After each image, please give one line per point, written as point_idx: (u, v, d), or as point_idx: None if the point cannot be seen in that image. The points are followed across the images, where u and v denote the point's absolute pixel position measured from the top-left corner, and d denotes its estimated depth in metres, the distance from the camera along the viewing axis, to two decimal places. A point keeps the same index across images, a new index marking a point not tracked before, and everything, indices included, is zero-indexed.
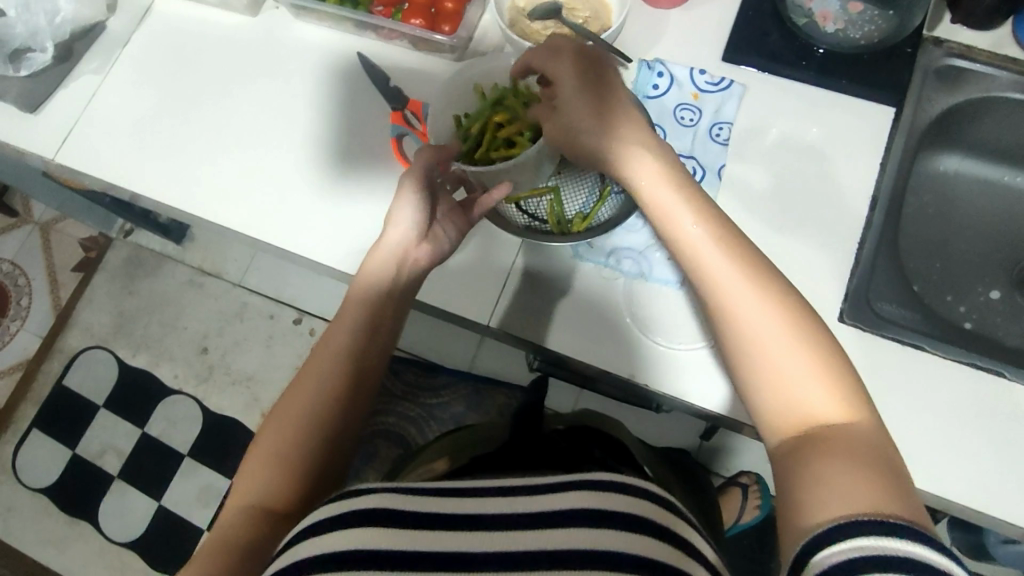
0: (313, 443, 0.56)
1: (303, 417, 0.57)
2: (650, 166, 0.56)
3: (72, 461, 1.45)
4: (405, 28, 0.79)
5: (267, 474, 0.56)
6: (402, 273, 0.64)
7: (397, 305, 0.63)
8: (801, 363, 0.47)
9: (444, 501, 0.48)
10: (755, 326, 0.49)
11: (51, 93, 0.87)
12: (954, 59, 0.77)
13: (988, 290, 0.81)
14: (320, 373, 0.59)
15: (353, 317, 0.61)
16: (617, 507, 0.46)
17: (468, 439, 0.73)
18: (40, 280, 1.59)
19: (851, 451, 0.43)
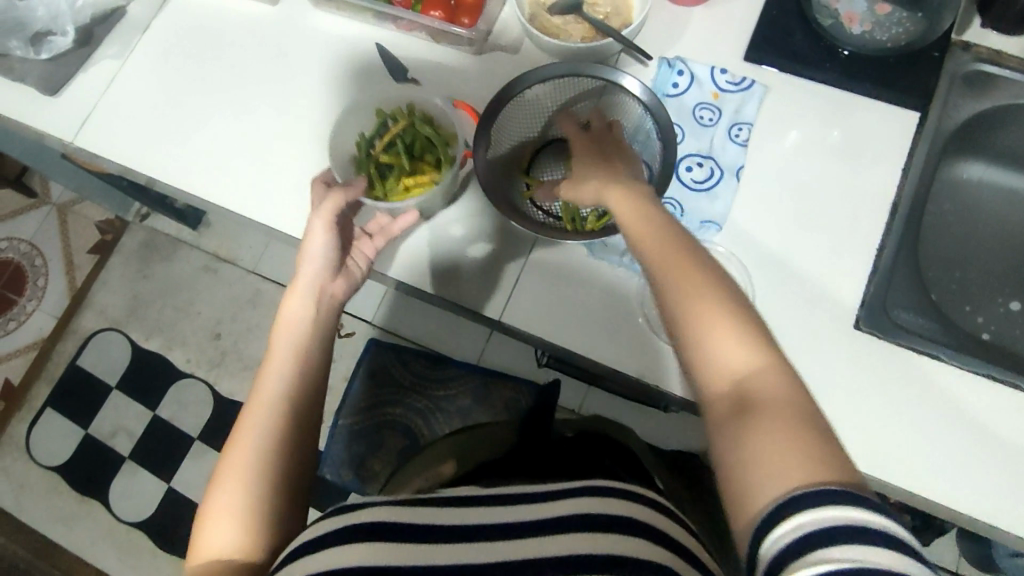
0: (267, 473, 0.54)
1: (251, 452, 0.55)
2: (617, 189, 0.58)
3: (84, 441, 1.47)
4: (424, 20, 0.79)
5: (233, 524, 0.53)
6: (323, 301, 0.64)
7: (323, 327, 0.63)
8: (718, 323, 0.47)
9: (443, 513, 0.49)
10: (684, 299, 0.48)
11: (72, 77, 0.87)
12: (983, 64, 0.75)
13: (1008, 301, 0.80)
14: (255, 408, 0.57)
15: (280, 355, 0.60)
16: (621, 513, 0.48)
17: (475, 439, 0.75)
18: (57, 261, 1.61)
19: (778, 410, 0.42)
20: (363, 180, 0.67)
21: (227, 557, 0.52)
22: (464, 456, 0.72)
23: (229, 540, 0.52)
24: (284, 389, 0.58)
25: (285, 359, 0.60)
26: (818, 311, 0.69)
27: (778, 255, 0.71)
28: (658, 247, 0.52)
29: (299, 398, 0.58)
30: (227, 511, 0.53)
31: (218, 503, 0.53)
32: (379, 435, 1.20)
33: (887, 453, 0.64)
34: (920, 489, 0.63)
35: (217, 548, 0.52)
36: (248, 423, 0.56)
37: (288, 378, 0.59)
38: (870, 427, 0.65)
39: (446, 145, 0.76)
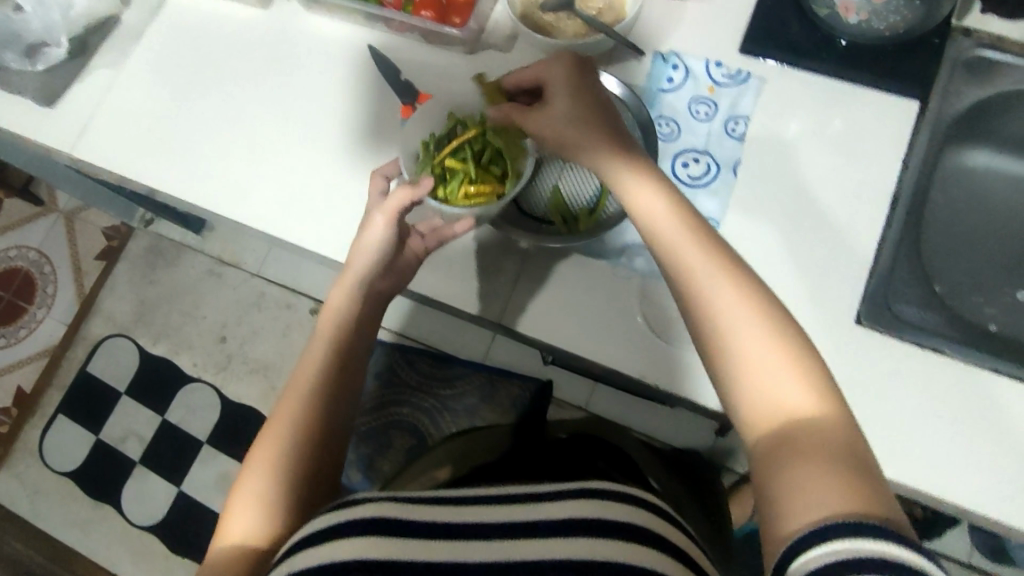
0: (299, 464, 0.59)
1: (288, 439, 0.60)
2: (638, 183, 0.58)
3: (95, 446, 1.49)
4: (415, 21, 0.79)
5: (260, 510, 0.57)
6: (360, 302, 0.67)
7: (364, 326, 0.67)
8: (776, 361, 0.48)
9: (433, 509, 0.50)
10: (735, 331, 0.49)
11: (68, 87, 0.88)
12: (985, 50, 0.74)
13: (1017, 290, 0.78)
14: (296, 397, 0.62)
15: (323, 346, 0.65)
16: (611, 517, 0.48)
17: (473, 445, 0.75)
18: (65, 269, 1.62)
19: (820, 450, 0.44)
20: (429, 180, 0.65)
21: (251, 540, 0.56)
22: (461, 460, 0.73)
23: (254, 524, 0.56)
24: (323, 384, 0.63)
25: (325, 355, 0.64)
26: (819, 306, 0.68)
27: (779, 250, 0.70)
28: (701, 262, 0.53)
29: (338, 394, 0.63)
30: (258, 494, 0.57)
31: (250, 484, 0.58)
32: (384, 436, 1.16)
33: (892, 448, 0.63)
34: (925, 484, 0.62)
35: (244, 531, 0.56)
36: (286, 411, 0.61)
37: (328, 373, 0.63)
38: (875, 422, 0.64)
39: (517, 158, 0.72)
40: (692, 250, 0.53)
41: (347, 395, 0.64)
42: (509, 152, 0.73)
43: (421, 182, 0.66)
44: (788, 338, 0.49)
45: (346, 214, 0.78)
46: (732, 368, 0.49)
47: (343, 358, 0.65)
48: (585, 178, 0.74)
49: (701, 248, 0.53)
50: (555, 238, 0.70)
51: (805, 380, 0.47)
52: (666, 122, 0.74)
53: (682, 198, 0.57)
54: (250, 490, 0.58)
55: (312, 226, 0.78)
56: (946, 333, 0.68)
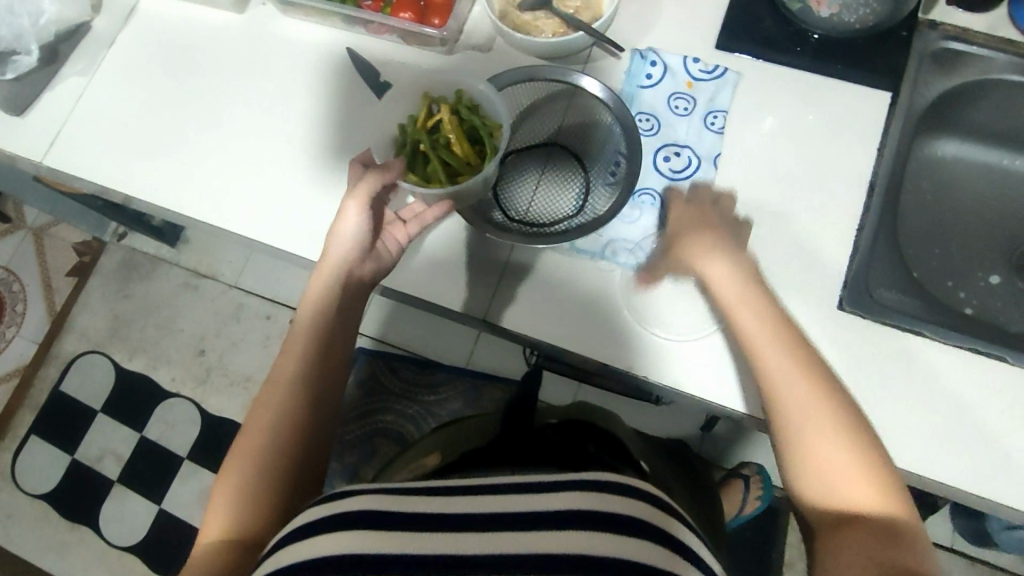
0: (279, 458, 0.59)
1: (271, 435, 0.59)
2: (724, 269, 0.63)
3: (70, 466, 1.45)
4: (394, 22, 0.78)
5: (239, 505, 0.56)
6: (346, 289, 0.67)
7: (342, 316, 0.66)
8: (838, 445, 0.52)
9: (425, 503, 0.48)
10: (800, 416, 0.53)
11: (38, 96, 0.86)
12: (951, 42, 0.76)
13: (988, 275, 0.81)
14: (278, 388, 0.62)
15: (306, 336, 0.64)
16: (606, 508, 0.47)
17: (460, 434, 0.75)
18: (34, 286, 1.58)
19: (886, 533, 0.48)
20: (401, 162, 0.67)
21: (223, 532, 0.55)
22: (450, 448, 0.72)
23: (226, 520, 0.56)
24: (307, 378, 0.62)
25: (305, 346, 0.64)
26: (802, 295, 0.69)
27: (761, 240, 0.71)
28: (784, 363, 0.56)
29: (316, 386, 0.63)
30: (239, 490, 0.57)
31: (229, 480, 0.58)
32: (368, 443, 1.12)
33: (878, 432, 0.65)
34: (914, 465, 0.63)
35: (219, 525, 0.56)
36: (270, 403, 0.61)
37: (308, 367, 0.63)
38: (861, 406, 0.65)
39: (490, 135, 0.71)
40: (773, 349, 0.57)
41: (323, 386, 0.63)
42: (482, 125, 0.71)
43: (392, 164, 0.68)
44: (851, 420, 0.53)
45: (328, 217, 0.77)
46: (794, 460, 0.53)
47: (324, 347, 0.64)
48: (567, 184, 0.75)
49: (777, 343, 0.57)
50: (532, 243, 0.71)
51: (864, 475, 0.50)
52: (646, 117, 0.75)
53: (762, 288, 0.62)
54: (226, 486, 0.58)
55: (294, 229, 0.77)
56: (924, 317, 0.70)
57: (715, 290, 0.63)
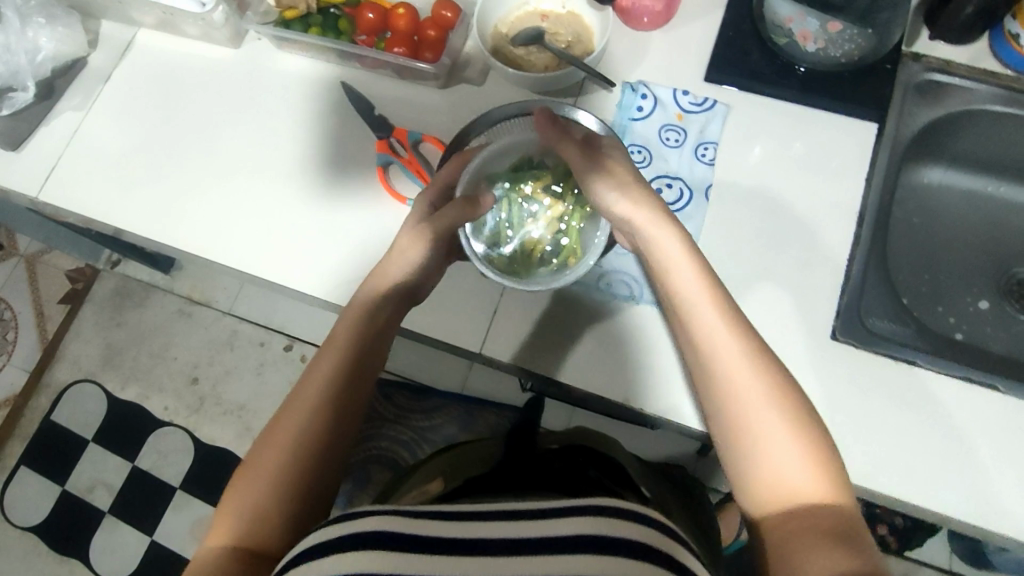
0: (299, 475, 0.56)
1: (297, 449, 0.57)
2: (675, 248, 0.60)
3: (61, 498, 1.43)
4: (387, 57, 0.79)
5: (254, 519, 0.54)
6: (379, 306, 0.65)
7: (376, 330, 0.64)
8: (770, 412, 0.51)
9: (435, 524, 0.46)
10: (735, 394, 0.52)
11: (34, 131, 0.87)
12: (933, 73, 0.78)
13: (978, 300, 0.82)
14: (306, 399, 0.60)
15: (336, 348, 0.62)
16: (606, 534, 0.45)
17: (463, 459, 0.73)
18: (26, 314, 1.57)
19: (827, 528, 0.47)
20: (488, 203, 0.68)
21: (238, 543, 0.53)
22: (453, 473, 0.71)
23: (240, 533, 0.54)
24: (333, 391, 0.60)
25: (337, 357, 0.61)
26: (795, 325, 0.70)
27: (752, 272, 0.72)
28: (749, 378, 0.52)
29: (348, 403, 0.60)
30: (258, 501, 0.55)
31: (243, 493, 0.56)
32: (363, 471, 1.08)
33: (875, 462, 0.65)
34: (911, 495, 0.64)
35: (234, 535, 0.54)
36: (295, 415, 0.59)
37: (339, 380, 0.60)
38: (856, 435, 0.66)
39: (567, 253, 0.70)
40: (717, 327, 0.55)
41: (353, 404, 0.61)
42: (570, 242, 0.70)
43: (481, 201, 0.69)
44: (776, 385, 0.52)
45: (325, 249, 0.77)
46: (736, 426, 0.52)
47: (360, 359, 0.62)
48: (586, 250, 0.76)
49: (715, 312, 0.56)
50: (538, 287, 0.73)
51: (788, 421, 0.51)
52: (638, 149, 0.76)
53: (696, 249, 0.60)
54: (241, 496, 0.56)
55: (290, 262, 0.78)
56: (915, 345, 0.71)
57: (671, 280, 0.59)
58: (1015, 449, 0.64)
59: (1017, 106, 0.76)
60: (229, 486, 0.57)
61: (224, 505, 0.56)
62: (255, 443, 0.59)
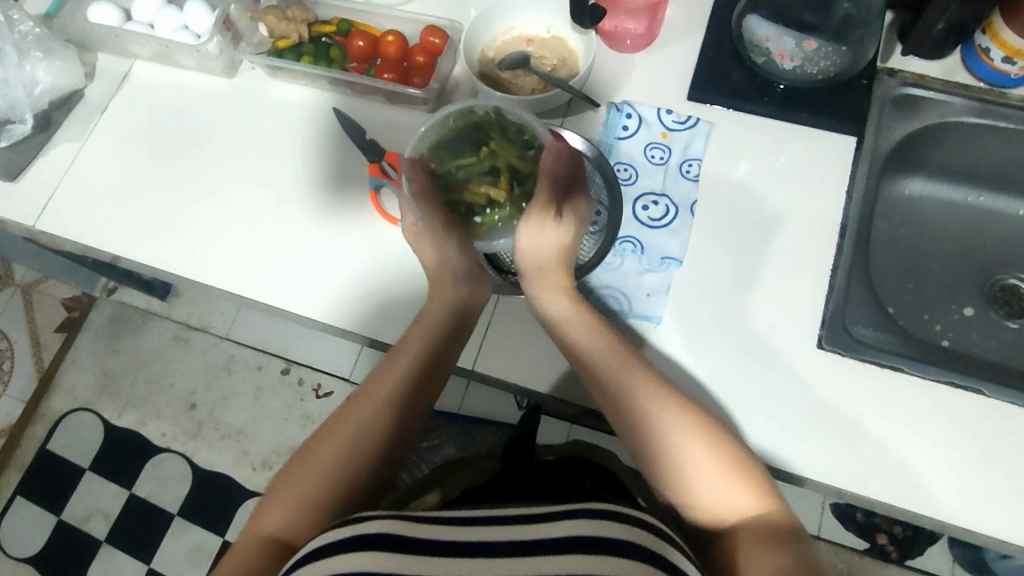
0: (349, 479, 0.59)
1: (351, 454, 0.60)
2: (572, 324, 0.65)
3: (58, 528, 1.42)
4: (378, 83, 0.82)
5: (297, 505, 0.58)
6: (446, 321, 0.68)
7: (445, 347, 0.67)
8: (689, 435, 0.57)
9: (441, 529, 0.48)
10: (653, 423, 0.58)
11: (32, 162, 0.88)
12: (908, 88, 0.80)
13: (963, 307, 0.83)
14: (366, 408, 0.63)
15: (404, 360, 0.65)
16: (600, 535, 0.47)
17: (459, 472, 0.73)
18: (22, 344, 1.58)
19: (765, 535, 0.54)
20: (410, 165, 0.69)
21: (283, 534, 0.57)
22: (450, 486, 0.71)
23: (283, 525, 0.57)
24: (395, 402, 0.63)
25: (404, 368, 0.65)
26: (783, 336, 0.71)
27: (739, 284, 0.73)
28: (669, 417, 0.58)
29: (405, 415, 0.63)
30: (307, 496, 0.58)
31: (293, 488, 0.59)
32: None
33: (867, 468, 0.66)
34: (902, 500, 0.64)
35: (277, 527, 0.57)
36: (355, 420, 0.62)
37: (401, 391, 0.64)
38: (846, 441, 0.67)
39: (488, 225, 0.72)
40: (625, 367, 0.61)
41: (410, 415, 0.64)
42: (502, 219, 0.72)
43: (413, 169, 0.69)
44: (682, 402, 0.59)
45: (319, 271, 0.79)
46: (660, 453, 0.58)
47: (425, 374, 0.66)
48: None
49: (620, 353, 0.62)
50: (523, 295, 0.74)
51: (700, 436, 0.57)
52: (624, 167, 0.78)
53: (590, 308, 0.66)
54: (290, 484, 0.59)
55: (285, 284, 0.79)
56: (901, 352, 0.72)
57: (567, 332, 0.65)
58: (1004, 452, 0.65)
59: (990, 117, 0.78)
60: (276, 480, 0.61)
61: (269, 495, 0.60)
62: (309, 438, 0.63)
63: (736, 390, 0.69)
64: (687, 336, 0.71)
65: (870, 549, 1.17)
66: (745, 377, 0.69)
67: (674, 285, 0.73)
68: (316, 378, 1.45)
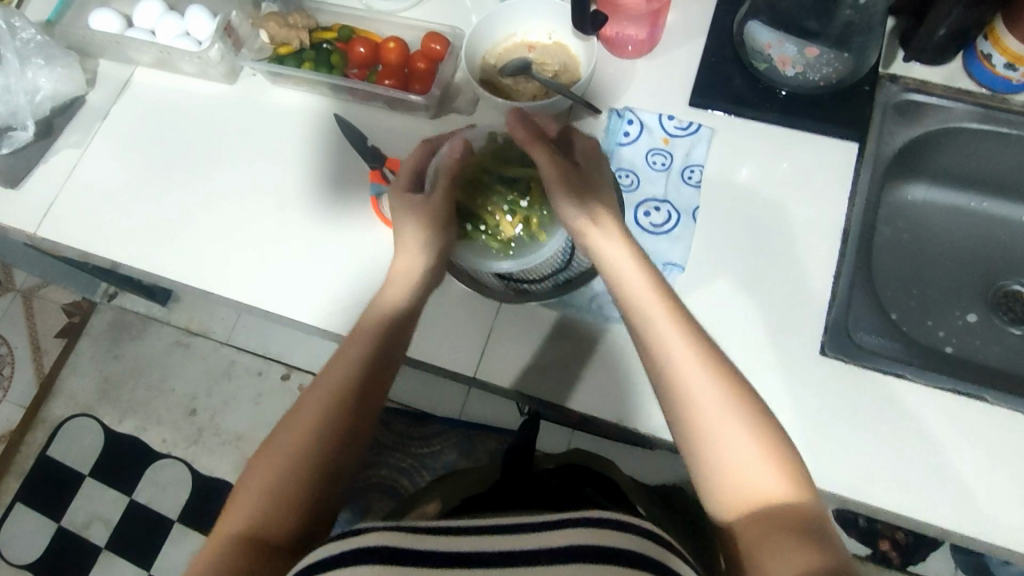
0: (312, 466, 0.59)
1: (312, 441, 0.59)
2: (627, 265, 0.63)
3: (58, 534, 1.42)
4: (379, 89, 0.82)
5: (266, 498, 0.57)
6: (400, 306, 0.67)
7: (399, 330, 0.67)
8: (724, 401, 0.55)
9: (437, 539, 0.48)
10: (687, 391, 0.56)
11: (32, 168, 0.88)
12: (910, 93, 0.80)
13: (966, 313, 0.83)
14: (322, 394, 0.62)
15: (356, 345, 0.65)
16: (603, 544, 0.46)
17: (460, 481, 0.72)
18: (22, 349, 1.57)
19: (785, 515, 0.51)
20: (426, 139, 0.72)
21: (248, 530, 0.56)
22: (451, 495, 0.70)
23: (249, 521, 0.56)
24: (352, 385, 0.62)
25: (360, 347, 0.64)
26: (786, 343, 0.71)
27: (741, 290, 0.73)
28: (709, 390, 0.56)
29: (365, 396, 0.63)
30: (271, 489, 0.57)
31: (257, 484, 0.58)
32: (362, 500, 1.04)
33: (872, 476, 0.65)
34: (907, 508, 0.64)
35: (242, 523, 0.56)
36: (312, 407, 0.61)
37: (357, 374, 0.63)
38: (851, 449, 0.66)
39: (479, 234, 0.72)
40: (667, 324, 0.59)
41: (372, 390, 0.63)
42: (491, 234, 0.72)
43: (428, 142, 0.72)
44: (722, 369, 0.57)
45: (319, 278, 0.78)
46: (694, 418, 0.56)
47: (380, 356, 0.65)
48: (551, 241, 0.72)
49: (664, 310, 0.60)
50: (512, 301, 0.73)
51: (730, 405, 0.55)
52: (626, 173, 0.78)
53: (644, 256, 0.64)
54: (256, 478, 0.58)
55: (286, 291, 0.78)
56: (905, 359, 0.72)
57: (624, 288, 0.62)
58: (1009, 459, 0.65)
59: (994, 123, 0.78)
60: (241, 478, 0.60)
61: (235, 494, 0.59)
62: (270, 433, 0.62)
63: None
64: None
65: (872, 555, 1.16)
66: None
67: (676, 292, 0.73)
68: None
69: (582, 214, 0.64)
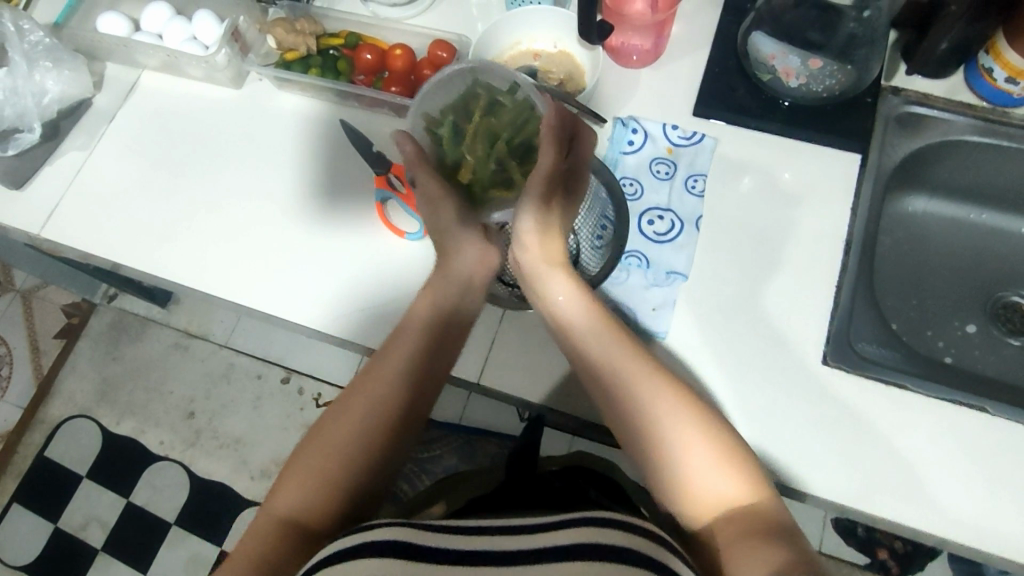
0: (366, 456, 0.59)
1: (367, 432, 0.60)
2: (564, 298, 0.64)
3: (54, 536, 1.41)
4: (384, 96, 0.82)
5: (316, 481, 0.58)
6: (458, 299, 0.67)
7: (456, 323, 0.67)
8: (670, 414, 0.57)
9: (451, 537, 0.49)
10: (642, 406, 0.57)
11: (38, 170, 0.88)
12: (912, 106, 0.80)
13: (965, 324, 0.84)
14: (380, 386, 0.62)
15: (415, 338, 0.65)
16: (604, 543, 0.46)
17: (464, 482, 0.73)
18: (21, 350, 1.57)
19: (753, 518, 0.52)
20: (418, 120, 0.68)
21: (297, 513, 0.56)
22: (455, 496, 0.70)
23: (297, 503, 0.57)
24: (409, 380, 0.63)
25: (418, 339, 0.65)
26: (788, 352, 0.71)
27: (744, 299, 0.73)
28: (658, 394, 0.57)
29: (419, 390, 0.63)
30: (322, 474, 0.58)
31: (307, 467, 0.58)
32: None
33: (872, 486, 0.66)
34: (907, 518, 0.64)
35: (292, 505, 0.57)
36: (369, 399, 0.61)
37: (414, 369, 0.63)
38: (852, 458, 0.67)
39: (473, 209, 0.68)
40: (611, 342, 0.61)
41: (427, 387, 0.63)
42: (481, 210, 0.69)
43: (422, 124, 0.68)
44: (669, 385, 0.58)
45: (324, 281, 0.79)
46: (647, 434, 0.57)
47: (435, 351, 0.65)
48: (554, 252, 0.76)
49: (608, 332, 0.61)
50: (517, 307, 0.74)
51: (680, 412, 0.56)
52: (630, 182, 0.78)
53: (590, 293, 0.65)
54: (306, 462, 0.59)
55: (290, 294, 0.79)
56: (905, 369, 0.72)
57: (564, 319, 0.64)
58: (1008, 470, 0.66)
59: (993, 136, 0.78)
60: (291, 458, 0.60)
61: (284, 474, 0.59)
62: (323, 416, 0.62)
63: (741, 405, 0.69)
64: (692, 351, 0.71)
65: (870, 564, 1.17)
66: (747, 392, 0.69)
67: (679, 300, 0.74)
68: (317, 388, 1.44)
69: (532, 234, 0.64)
